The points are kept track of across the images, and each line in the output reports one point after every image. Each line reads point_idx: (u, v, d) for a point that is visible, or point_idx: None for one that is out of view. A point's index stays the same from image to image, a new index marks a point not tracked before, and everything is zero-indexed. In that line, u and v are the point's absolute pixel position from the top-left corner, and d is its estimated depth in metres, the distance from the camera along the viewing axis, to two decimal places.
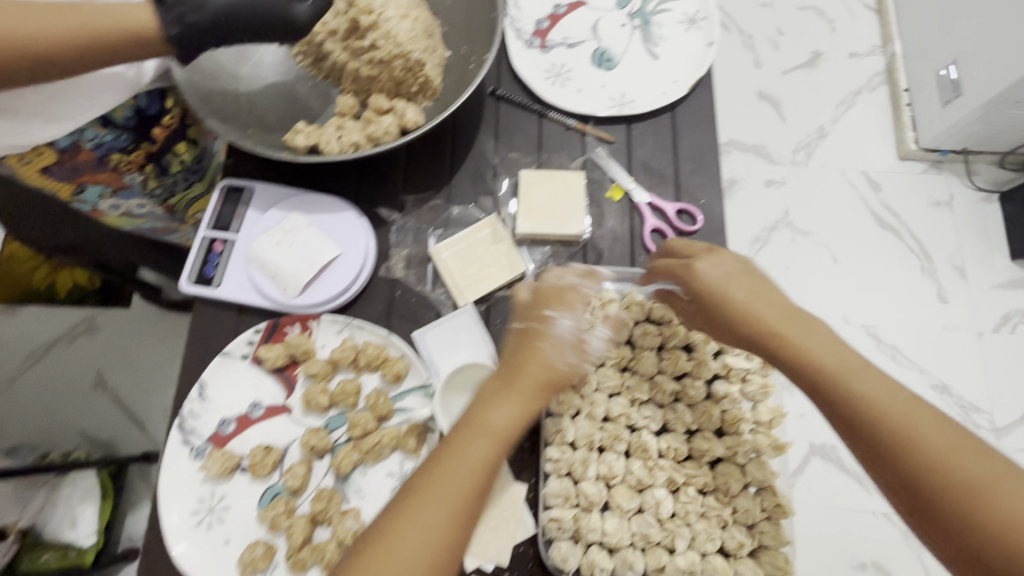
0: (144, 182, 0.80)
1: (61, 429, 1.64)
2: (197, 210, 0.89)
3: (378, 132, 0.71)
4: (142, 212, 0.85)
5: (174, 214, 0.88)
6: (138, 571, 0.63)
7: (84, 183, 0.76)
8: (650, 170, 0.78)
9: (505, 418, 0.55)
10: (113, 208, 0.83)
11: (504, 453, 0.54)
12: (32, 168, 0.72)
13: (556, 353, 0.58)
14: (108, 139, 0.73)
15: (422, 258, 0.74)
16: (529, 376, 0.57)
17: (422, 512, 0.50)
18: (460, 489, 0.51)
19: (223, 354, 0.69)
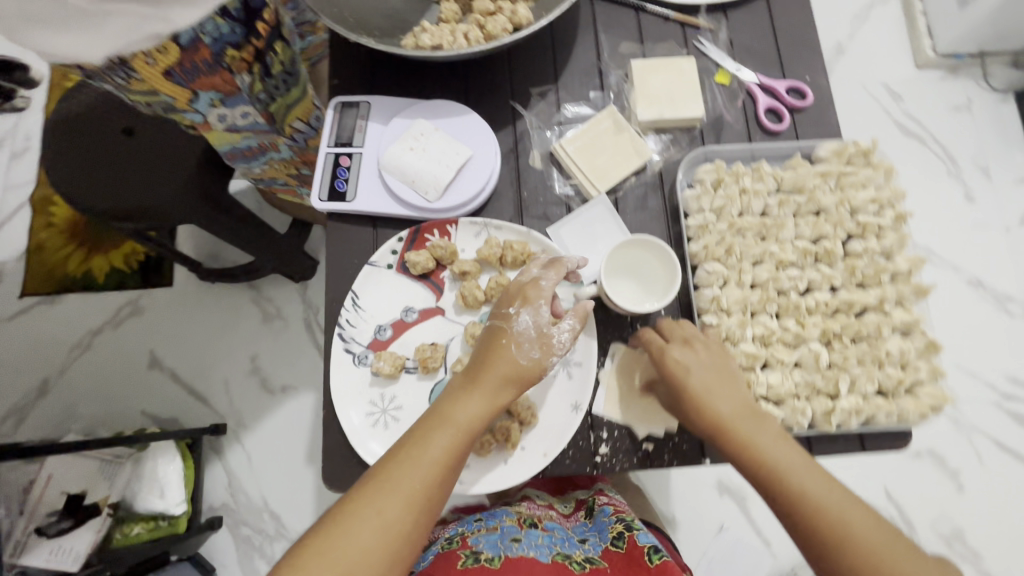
0: (252, 87, 0.70)
1: (122, 411, 1.47)
2: (292, 117, 0.81)
3: (496, 29, 0.71)
4: (245, 126, 0.76)
5: (274, 126, 0.80)
6: (329, 472, 0.65)
7: (197, 89, 0.66)
8: (753, 54, 0.79)
9: (468, 413, 0.58)
10: (219, 121, 0.74)
11: (465, 446, 0.57)
12: (151, 70, 0.60)
13: (530, 356, 0.60)
14: (224, 32, 0.61)
15: (546, 156, 0.75)
16: (493, 383, 0.59)
17: (385, 501, 0.52)
18: (422, 480, 0.54)
19: (371, 264, 0.69)
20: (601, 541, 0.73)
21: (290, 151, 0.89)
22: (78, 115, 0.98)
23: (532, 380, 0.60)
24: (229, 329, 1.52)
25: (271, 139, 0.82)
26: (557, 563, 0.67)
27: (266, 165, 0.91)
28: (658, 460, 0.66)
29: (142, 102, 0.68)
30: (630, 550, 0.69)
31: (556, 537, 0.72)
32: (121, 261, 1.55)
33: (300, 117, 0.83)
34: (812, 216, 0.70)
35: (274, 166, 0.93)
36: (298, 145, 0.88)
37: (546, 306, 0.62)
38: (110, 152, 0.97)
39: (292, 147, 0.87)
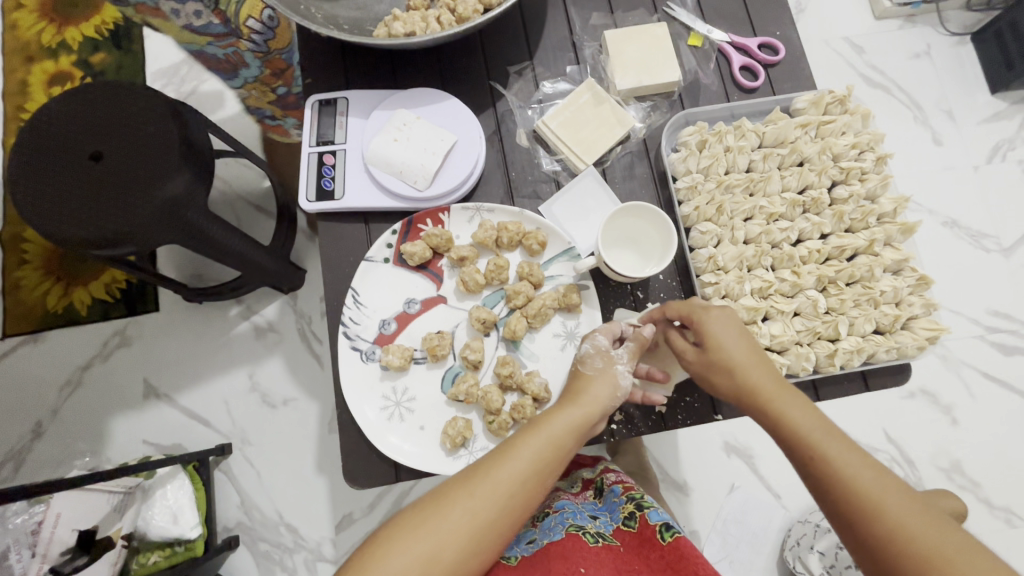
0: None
1: (123, 443, 1.44)
2: (249, 17, 0.77)
3: (466, 12, 0.70)
4: (202, 26, 0.78)
5: (229, 27, 0.78)
6: (349, 470, 0.65)
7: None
8: (721, 14, 0.80)
9: (564, 425, 0.57)
10: (174, 14, 0.76)
11: (558, 459, 0.56)
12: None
13: (612, 373, 0.61)
14: None
15: (530, 135, 0.75)
16: (588, 400, 0.59)
17: (476, 492, 0.53)
18: (516, 483, 0.54)
19: (368, 261, 0.69)
20: (613, 521, 0.72)
21: (259, 59, 0.86)
22: (43, 146, 0.95)
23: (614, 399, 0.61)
24: (223, 348, 1.50)
25: (231, 43, 0.81)
26: (569, 537, 0.68)
27: (247, 89, 0.95)
28: (673, 421, 0.68)
29: None
30: (642, 530, 0.67)
31: (567, 512, 0.74)
32: (102, 291, 1.52)
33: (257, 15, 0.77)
34: (797, 168, 0.71)
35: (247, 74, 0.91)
36: (265, 51, 0.84)
37: (605, 332, 0.64)
38: (79, 180, 0.93)
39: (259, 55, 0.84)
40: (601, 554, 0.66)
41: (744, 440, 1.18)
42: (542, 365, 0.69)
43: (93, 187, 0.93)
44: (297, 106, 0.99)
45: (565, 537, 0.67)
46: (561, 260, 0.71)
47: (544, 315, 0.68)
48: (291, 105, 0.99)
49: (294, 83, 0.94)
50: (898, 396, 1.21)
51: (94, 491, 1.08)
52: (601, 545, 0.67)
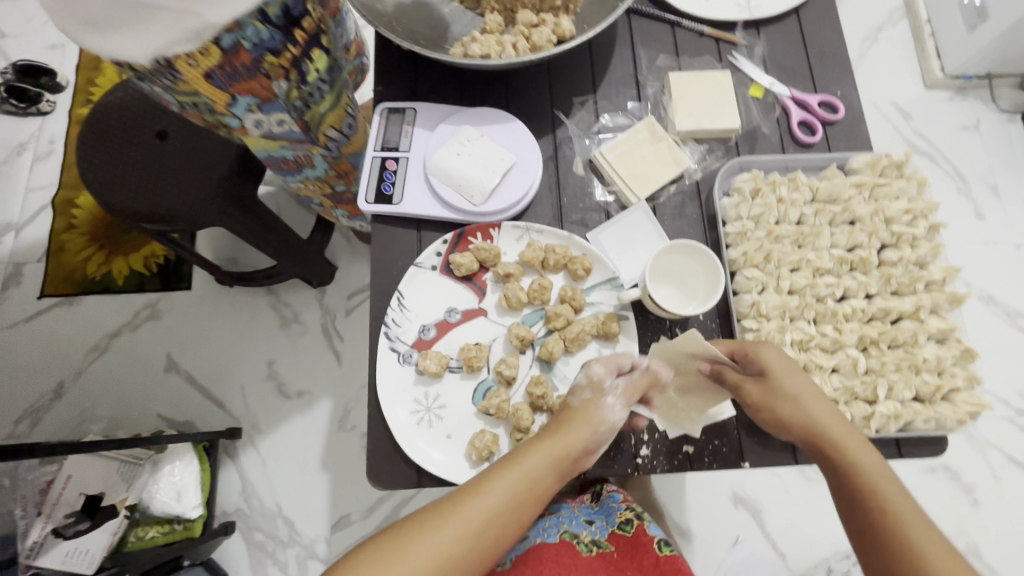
0: (289, 94, 0.63)
1: (139, 413, 1.51)
2: (327, 125, 0.73)
3: (540, 40, 0.74)
4: (281, 134, 0.69)
5: (308, 135, 0.72)
6: (373, 468, 0.66)
7: (235, 94, 0.60)
8: (784, 69, 0.82)
9: (541, 461, 0.57)
10: (255, 128, 0.67)
11: (532, 494, 0.55)
12: (188, 73, 0.55)
13: (597, 410, 0.60)
14: (265, 38, 0.55)
15: (586, 164, 0.77)
16: (566, 439, 0.58)
17: (445, 527, 0.51)
18: (486, 520, 0.52)
19: (416, 266, 0.71)
20: (608, 526, 0.73)
21: (326, 164, 0.81)
22: (111, 115, 1.03)
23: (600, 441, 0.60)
24: (247, 333, 1.57)
25: (305, 150, 0.75)
26: (563, 545, 0.69)
27: (303, 184, 0.86)
28: (698, 462, 0.67)
29: (180, 98, 0.61)
30: (637, 536, 0.71)
31: (562, 514, 0.73)
32: (139, 264, 1.61)
33: (337, 125, 0.75)
34: (847, 226, 0.72)
35: (308, 185, 0.87)
36: (334, 156, 0.80)
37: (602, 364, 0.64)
38: (145, 156, 1.01)
39: (329, 160, 0.80)
40: (594, 563, 0.69)
41: (753, 492, 1.16)
42: None
43: (158, 166, 1.02)
44: (350, 212, 1.00)
45: (559, 545, 0.69)
46: (603, 288, 0.71)
47: (581, 340, 0.68)
48: (344, 198, 0.95)
49: (353, 182, 0.91)
50: (919, 469, 1.18)
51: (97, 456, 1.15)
52: (594, 555, 0.70)
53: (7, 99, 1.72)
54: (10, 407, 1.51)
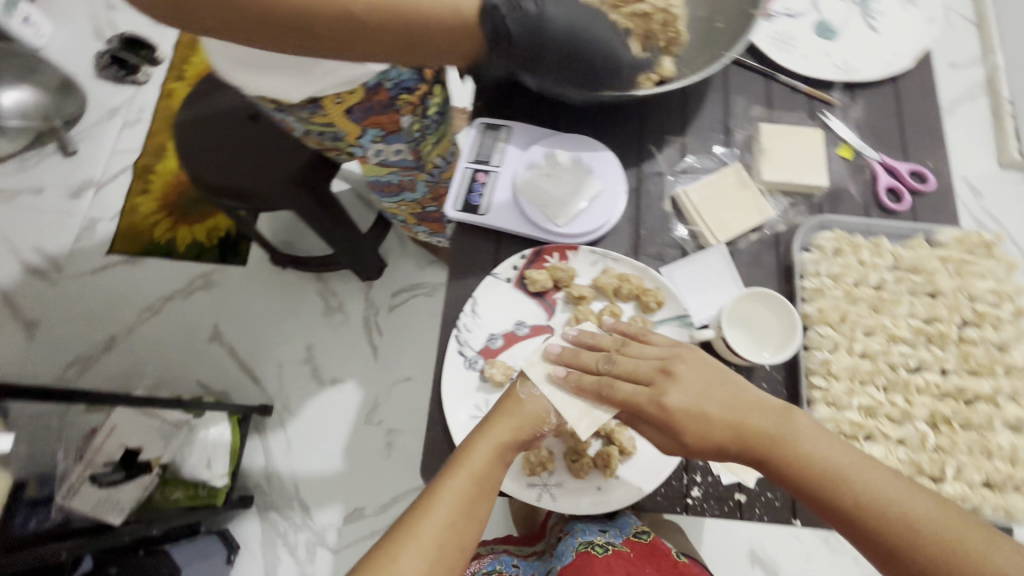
0: (411, 127, 0.81)
1: (181, 375, 1.58)
2: (436, 154, 0.91)
3: (642, 77, 0.77)
4: (395, 162, 0.88)
5: (419, 162, 0.90)
6: (425, 466, 0.67)
7: (366, 125, 0.79)
8: (876, 133, 0.82)
9: (482, 459, 0.60)
10: (375, 155, 0.86)
11: (482, 490, 0.59)
12: (336, 108, 0.74)
13: (517, 398, 0.63)
14: (403, 78, 0.73)
15: (669, 200, 0.78)
16: (498, 428, 0.61)
17: (405, 556, 0.54)
18: (442, 530, 0.56)
19: (493, 276, 0.73)
20: (622, 532, 0.74)
21: (426, 188, 0.98)
22: (217, 100, 1.24)
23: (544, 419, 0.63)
24: (291, 315, 1.64)
25: (412, 176, 0.92)
26: (579, 556, 0.70)
27: (398, 205, 1.05)
28: (748, 512, 0.66)
29: (324, 132, 0.82)
30: (652, 542, 0.73)
31: (576, 529, 0.75)
32: (203, 235, 1.70)
33: (442, 154, 0.93)
34: (928, 298, 0.71)
35: (402, 205, 1.05)
36: (436, 181, 0.97)
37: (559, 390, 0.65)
38: (241, 138, 1.20)
39: (430, 185, 0.96)
40: (612, 562, 0.69)
41: (774, 553, 1.13)
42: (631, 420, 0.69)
43: (250, 148, 1.20)
44: (434, 228, 1.17)
45: (575, 559, 0.70)
46: (672, 323, 0.72)
47: None
48: (429, 218, 1.11)
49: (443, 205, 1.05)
50: None
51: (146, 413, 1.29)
52: (611, 554, 0.70)
53: (109, 67, 1.85)
54: (61, 352, 1.60)
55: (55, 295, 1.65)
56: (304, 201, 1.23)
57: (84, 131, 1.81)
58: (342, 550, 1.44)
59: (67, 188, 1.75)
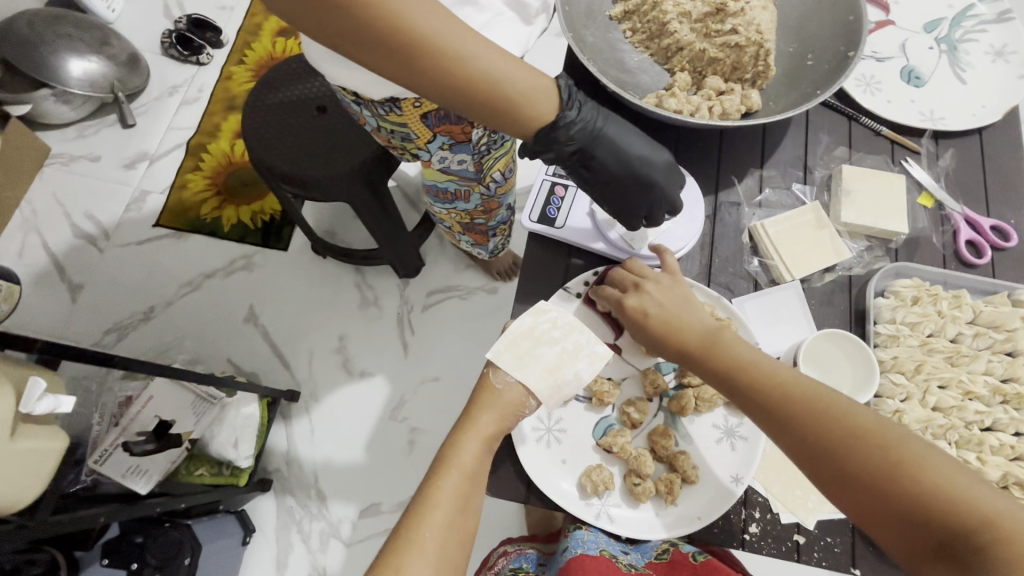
0: (479, 140, 0.83)
1: (214, 352, 1.60)
2: (496, 170, 0.92)
3: (730, 109, 0.77)
4: (456, 171, 0.89)
5: (479, 175, 0.91)
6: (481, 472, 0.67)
7: (438, 132, 0.80)
8: (958, 184, 0.82)
9: (470, 455, 0.61)
10: (439, 162, 0.87)
11: (475, 484, 0.60)
12: (412, 112, 0.76)
13: (492, 391, 0.64)
14: None
15: (745, 232, 0.79)
16: (483, 422, 0.62)
17: (411, 564, 0.54)
18: (442, 532, 0.56)
19: (564, 290, 0.72)
20: (643, 557, 0.69)
21: (480, 200, 1.00)
22: (289, 89, 1.28)
23: (526, 402, 0.64)
24: (326, 305, 1.66)
25: (469, 187, 0.93)
26: (602, 559, 0.64)
27: (449, 212, 1.05)
28: (807, 555, 0.65)
29: (394, 132, 0.84)
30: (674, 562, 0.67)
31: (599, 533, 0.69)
32: (248, 217, 1.73)
33: (502, 170, 0.94)
34: (1005, 356, 0.70)
35: (453, 213, 1.06)
36: (491, 195, 0.98)
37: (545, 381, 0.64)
38: (307, 128, 1.25)
39: (484, 197, 0.98)
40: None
41: None
42: (693, 449, 0.68)
43: (315, 137, 1.24)
44: (476, 240, 1.18)
45: (595, 556, 0.64)
46: None
47: (713, 402, 0.68)
48: (475, 229, 1.13)
49: (491, 218, 1.08)
50: None
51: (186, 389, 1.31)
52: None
53: (174, 46, 1.89)
54: (99, 318, 1.63)
55: (101, 262, 1.68)
56: (356, 196, 1.27)
57: (144, 105, 1.86)
58: (355, 543, 1.44)
59: (122, 159, 1.79)
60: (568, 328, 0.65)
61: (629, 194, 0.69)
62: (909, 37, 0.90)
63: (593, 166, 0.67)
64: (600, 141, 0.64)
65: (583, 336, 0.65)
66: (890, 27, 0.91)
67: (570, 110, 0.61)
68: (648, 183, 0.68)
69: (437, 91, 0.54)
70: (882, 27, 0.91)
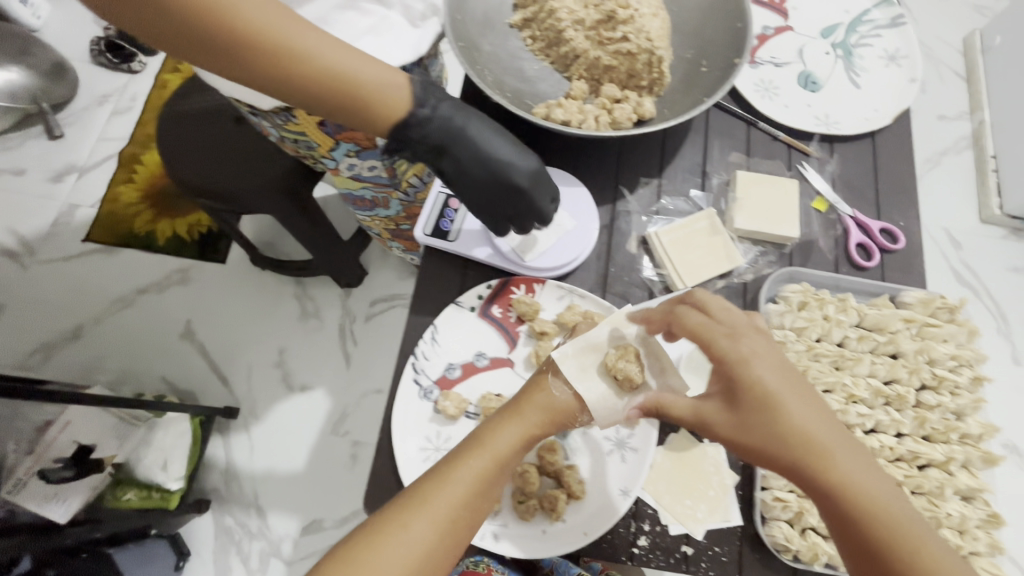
0: (387, 146, 0.77)
1: (148, 370, 1.54)
2: (414, 175, 0.85)
3: (621, 117, 0.76)
4: (369, 177, 0.83)
5: (394, 181, 0.85)
6: (367, 495, 0.66)
7: (340, 139, 0.76)
8: (851, 187, 0.83)
9: (507, 444, 0.54)
10: (348, 169, 0.82)
11: (500, 477, 0.53)
12: (306, 120, 0.71)
13: (546, 390, 0.57)
14: None
15: (642, 241, 0.78)
16: (530, 414, 0.56)
17: (413, 525, 0.49)
18: (453, 511, 0.50)
19: (456, 304, 0.73)
20: None
21: (400, 207, 0.92)
22: (204, 98, 1.25)
23: (578, 415, 0.57)
24: (265, 318, 1.61)
25: (386, 194, 0.88)
26: None
27: (372, 219, 1.00)
28: (694, 566, 0.65)
29: (297, 141, 0.79)
30: None
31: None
32: (184, 230, 1.68)
33: (419, 175, 0.85)
34: (888, 358, 0.71)
35: (377, 219, 0.99)
36: (411, 201, 0.90)
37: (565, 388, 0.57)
38: (223, 139, 1.21)
39: (403, 204, 0.90)
40: None
41: None
42: (584, 463, 0.68)
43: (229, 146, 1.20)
44: (409, 248, 1.11)
45: None
46: None
47: None
48: (405, 235, 1.05)
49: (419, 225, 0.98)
50: None
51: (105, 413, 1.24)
52: None
53: (104, 53, 1.83)
54: (25, 338, 1.56)
55: (26, 280, 1.61)
56: (280, 205, 1.23)
57: (72, 116, 1.79)
58: (295, 561, 1.40)
59: (49, 172, 1.72)
60: (643, 352, 0.59)
61: (495, 195, 0.66)
62: (806, 43, 0.91)
63: (451, 166, 0.64)
64: (455, 134, 0.62)
65: (658, 362, 0.58)
66: (788, 33, 0.92)
67: (424, 106, 0.59)
68: (512, 187, 0.65)
69: (254, 80, 0.50)
70: (780, 33, 0.92)
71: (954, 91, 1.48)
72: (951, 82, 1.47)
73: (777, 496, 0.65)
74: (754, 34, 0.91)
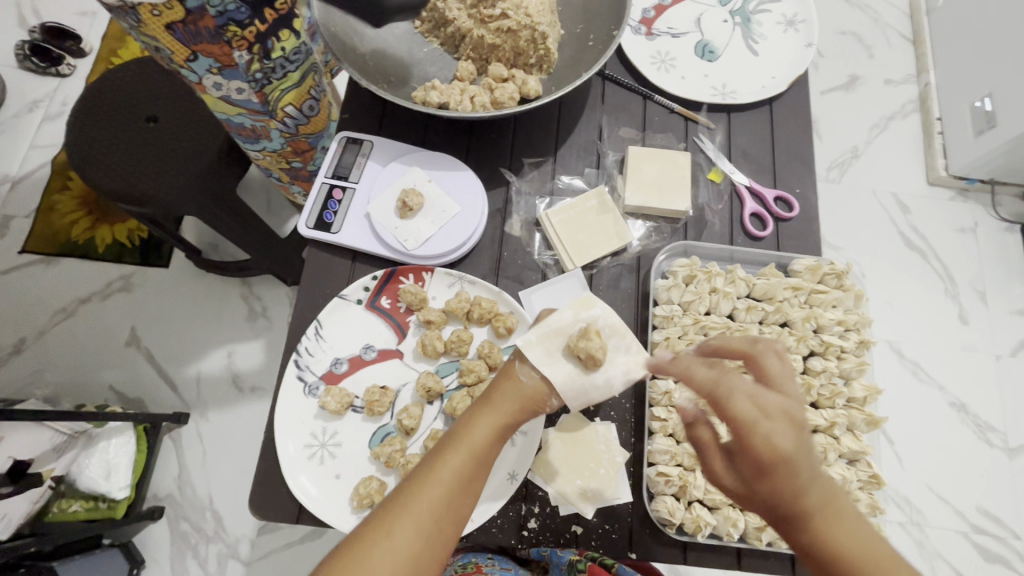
0: (251, 65, 0.67)
1: (89, 383, 1.44)
2: (289, 103, 0.76)
3: (503, 97, 0.75)
4: (240, 101, 0.72)
5: (267, 108, 0.75)
6: (256, 494, 0.65)
7: (197, 51, 0.63)
8: (748, 158, 0.82)
9: (483, 436, 0.51)
10: (213, 89, 0.70)
11: (480, 472, 0.50)
12: (152, 21, 0.58)
13: (516, 375, 0.54)
14: (231, 7, 0.59)
15: (535, 224, 0.77)
16: (501, 404, 0.53)
17: (398, 532, 0.46)
18: (437, 510, 0.47)
19: (341, 298, 0.71)
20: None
21: (283, 138, 0.84)
22: (105, 92, 1.08)
23: (550, 399, 0.54)
24: (213, 321, 1.51)
25: (263, 122, 0.78)
26: None
27: (261, 155, 0.89)
28: (584, 544, 0.65)
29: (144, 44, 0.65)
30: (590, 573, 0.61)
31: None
32: (123, 236, 1.55)
33: (300, 105, 0.78)
34: (776, 327, 0.73)
35: (268, 157, 0.90)
36: (294, 133, 0.83)
37: (533, 373, 0.54)
38: (131, 137, 1.06)
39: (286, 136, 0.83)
40: None
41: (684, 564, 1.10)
42: None
43: (144, 144, 1.06)
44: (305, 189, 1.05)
45: None
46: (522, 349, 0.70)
47: None
48: (301, 175, 0.98)
49: (311, 162, 0.94)
50: None
51: (45, 429, 1.11)
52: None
53: (29, 57, 1.64)
54: None
55: None
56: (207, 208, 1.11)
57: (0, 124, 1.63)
58: (253, 562, 1.33)
59: None
60: (607, 333, 0.56)
61: None
62: (705, 12, 0.89)
63: None
64: None
65: (622, 342, 0.56)
66: (687, 2, 0.90)
67: None
68: None
69: None
70: (678, 3, 0.90)
71: (895, 54, 1.46)
72: (899, 45, 1.47)
73: (661, 471, 0.66)
74: (652, 5, 0.89)
